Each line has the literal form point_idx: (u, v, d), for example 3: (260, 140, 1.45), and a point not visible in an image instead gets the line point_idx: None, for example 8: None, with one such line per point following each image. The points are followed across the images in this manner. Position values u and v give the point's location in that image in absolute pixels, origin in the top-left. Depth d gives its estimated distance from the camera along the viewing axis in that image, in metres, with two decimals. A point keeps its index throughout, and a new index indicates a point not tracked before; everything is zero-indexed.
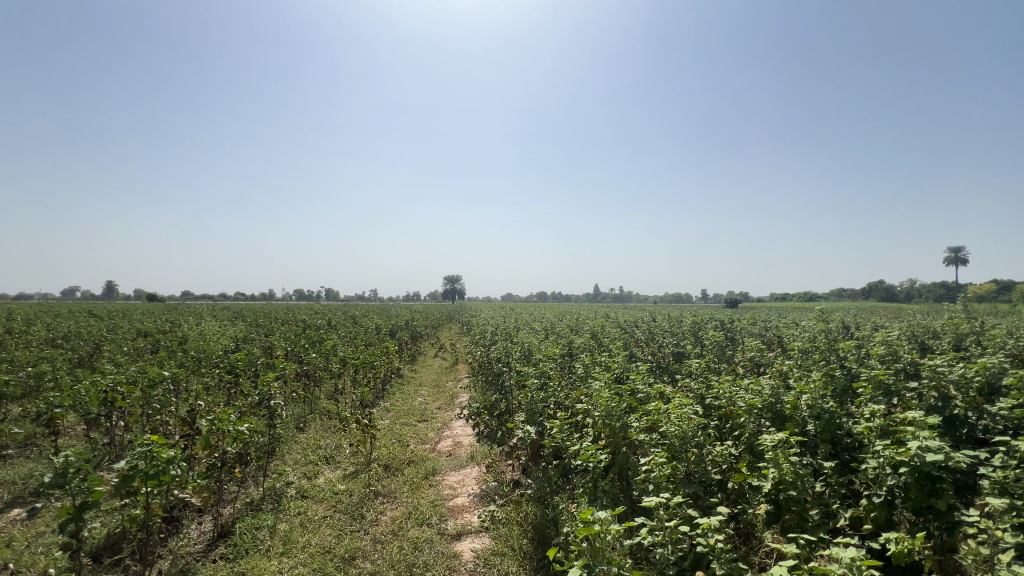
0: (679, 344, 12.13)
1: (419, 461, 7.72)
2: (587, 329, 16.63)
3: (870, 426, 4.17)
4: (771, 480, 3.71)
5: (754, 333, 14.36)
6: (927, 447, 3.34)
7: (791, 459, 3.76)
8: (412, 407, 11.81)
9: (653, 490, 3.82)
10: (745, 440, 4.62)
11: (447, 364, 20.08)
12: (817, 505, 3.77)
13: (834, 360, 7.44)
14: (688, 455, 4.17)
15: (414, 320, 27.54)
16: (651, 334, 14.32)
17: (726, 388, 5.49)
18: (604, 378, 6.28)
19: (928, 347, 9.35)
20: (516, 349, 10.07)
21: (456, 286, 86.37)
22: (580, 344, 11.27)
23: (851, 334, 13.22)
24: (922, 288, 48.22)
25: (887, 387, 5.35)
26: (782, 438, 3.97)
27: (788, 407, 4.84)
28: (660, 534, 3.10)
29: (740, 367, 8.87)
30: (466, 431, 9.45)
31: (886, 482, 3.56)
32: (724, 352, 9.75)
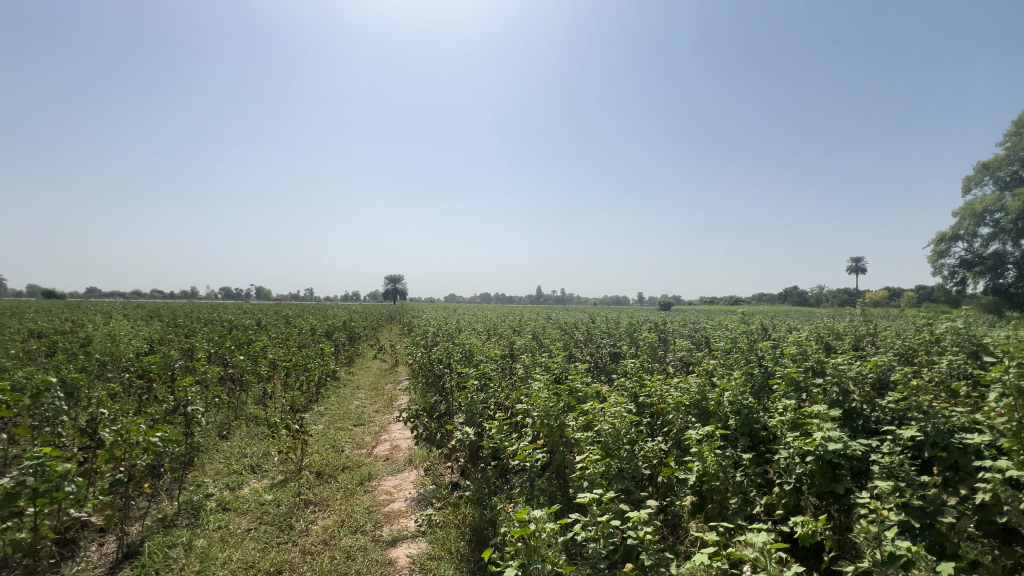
0: (616, 345, 12.61)
1: (355, 466, 7.45)
2: (529, 330, 16.88)
3: (783, 420, 4.53)
4: (696, 472, 3.93)
5: (684, 334, 15.24)
6: (829, 437, 3.69)
7: (715, 452, 4.00)
8: (348, 410, 11.39)
9: (588, 486, 3.92)
10: (673, 436, 4.87)
11: (387, 366, 19.55)
12: (736, 494, 4.04)
13: (753, 359, 8.06)
14: (621, 451, 4.32)
15: (353, 321, 26.64)
16: (590, 335, 14.78)
17: (658, 386, 5.77)
18: (543, 379, 6.40)
19: (832, 347, 10.37)
20: (457, 349, 10.00)
21: (399, 286, 84.32)
22: (521, 345, 11.43)
23: (768, 335, 14.44)
24: (828, 294, 53.40)
25: (798, 384, 5.86)
26: (707, 433, 4.23)
27: (712, 403, 5.17)
28: (593, 529, 3.17)
29: (671, 366, 9.36)
30: (404, 435, 9.25)
31: (795, 470, 3.89)
32: (657, 352, 10.27)
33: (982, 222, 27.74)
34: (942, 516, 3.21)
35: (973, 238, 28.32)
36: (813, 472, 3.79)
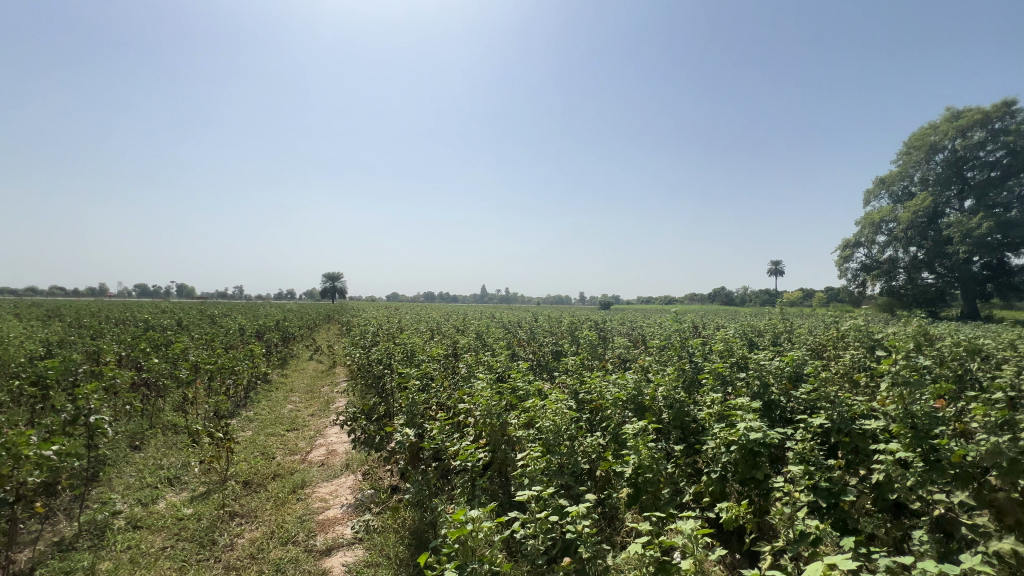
0: (558, 343, 12.85)
1: (286, 473, 7.07)
2: (473, 329, 16.82)
3: (711, 412, 4.82)
4: (632, 465, 4.09)
5: (622, 332, 15.83)
6: (751, 427, 3.97)
7: (649, 445, 4.17)
8: (280, 415, 10.78)
9: (528, 484, 3.94)
10: (611, 431, 5.04)
11: (323, 367, 18.72)
12: (667, 485, 4.24)
13: (684, 355, 8.51)
14: (561, 447, 4.40)
15: (288, 321, 25.26)
16: (532, 334, 14.98)
17: (597, 383, 5.94)
18: (486, 378, 6.40)
19: (755, 343, 11.18)
20: (398, 349, 9.77)
21: (338, 284, 80.99)
22: (465, 344, 11.36)
23: (699, 333, 15.30)
24: (751, 295, 57.60)
25: (724, 378, 6.26)
26: (641, 427, 4.40)
27: (647, 399, 5.40)
28: (533, 526, 3.19)
29: (610, 363, 9.69)
30: (341, 438, 8.90)
31: (721, 459, 4.14)
32: (597, 350, 10.58)
33: (879, 230, 31.02)
34: (845, 495, 3.55)
35: (872, 244, 31.61)
36: (736, 460, 4.06)
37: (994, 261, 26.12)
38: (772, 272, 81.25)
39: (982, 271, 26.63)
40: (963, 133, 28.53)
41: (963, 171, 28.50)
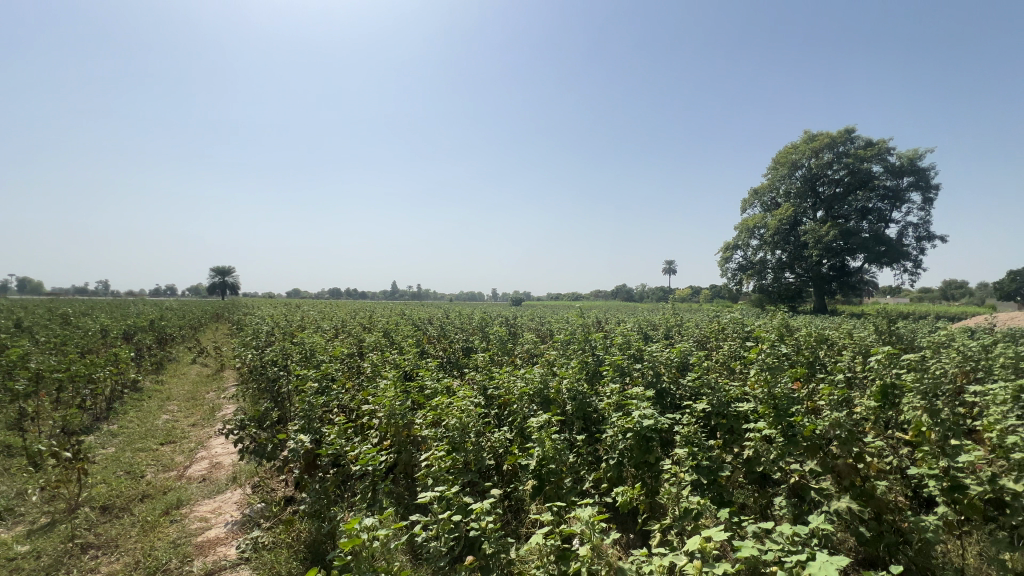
0: (468, 340, 12.81)
1: (158, 493, 6.23)
2: (381, 326, 16.20)
3: (610, 402, 5.11)
4: (536, 458, 4.19)
5: (532, 327, 16.24)
6: (644, 415, 4.27)
7: (552, 437, 4.32)
8: (153, 426, 9.49)
9: (433, 484, 3.86)
10: (517, 425, 5.13)
11: (208, 371, 16.82)
12: (570, 474, 4.41)
13: (588, 348, 8.95)
14: (467, 445, 4.38)
15: (165, 320, 22.34)
16: (443, 330, 14.78)
17: (505, 378, 6.02)
18: (392, 377, 6.19)
19: (650, 336, 12.10)
20: (296, 349, 9.07)
21: (228, 279, 73.35)
22: (371, 342, 10.90)
23: (602, 327, 16.19)
24: (648, 292, 62.27)
25: (622, 369, 6.69)
26: (545, 421, 4.54)
27: (553, 392, 5.60)
28: (434, 528, 3.12)
29: (519, 358, 9.89)
30: (228, 449, 8.06)
31: (618, 446, 4.40)
32: (507, 345, 10.74)
33: (753, 235, 35.20)
34: (721, 471, 3.95)
35: (747, 247, 35.76)
36: (632, 446, 4.34)
37: (838, 263, 30.95)
38: (666, 271, 88.79)
39: (829, 271, 31.36)
40: (816, 154, 33.34)
41: (816, 186, 33.34)
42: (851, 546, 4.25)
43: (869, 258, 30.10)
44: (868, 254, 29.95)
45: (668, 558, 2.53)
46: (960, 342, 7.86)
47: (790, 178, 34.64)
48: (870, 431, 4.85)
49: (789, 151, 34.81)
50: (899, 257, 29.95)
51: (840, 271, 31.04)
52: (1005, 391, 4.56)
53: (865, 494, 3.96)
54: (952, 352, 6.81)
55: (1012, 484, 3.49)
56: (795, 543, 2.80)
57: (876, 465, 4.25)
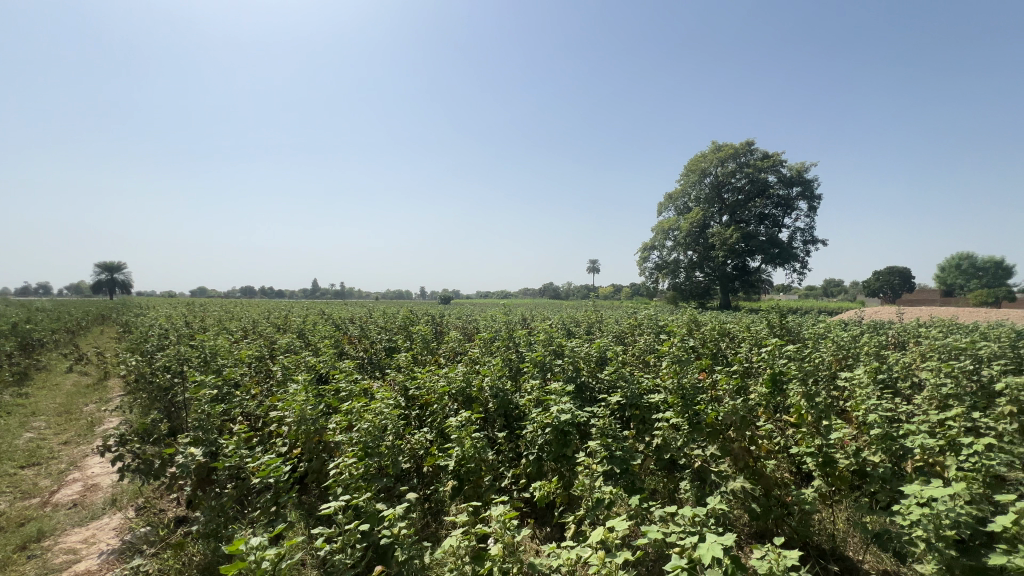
0: (391, 339, 12.39)
1: (12, 525, 5.33)
2: (296, 326, 15.21)
3: (530, 399, 5.18)
4: (456, 457, 4.13)
5: (458, 325, 16.06)
6: (562, 409, 4.37)
7: (472, 436, 4.27)
8: (11, 447, 8.13)
9: (343, 492, 3.66)
10: (437, 425, 5.03)
11: (88, 381, 14.77)
12: (489, 472, 4.40)
13: (512, 345, 9.02)
14: (382, 449, 4.21)
15: (32, 323, 19.31)
16: (364, 330, 14.18)
17: (426, 377, 5.89)
18: (303, 380, 5.81)
19: (573, 331, 12.49)
20: (193, 353, 8.22)
21: (117, 276, 64.98)
22: (283, 343, 10.18)
23: (527, 324, 16.44)
24: (573, 290, 64.37)
25: (544, 365, 6.81)
26: (465, 419, 4.49)
27: (474, 390, 5.57)
28: (342, 540, 2.96)
29: (442, 357, 9.75)
30: (108, 468, 7.11)
31: (538, 442, 4.46)
32: (430, 344, 10.53)
33: (667, 237, 37.63)
34: (633, 460, 4.14)
35: (662, 248, 38.13)
36: (550, 440, 4.43)
37: (740, 264, 33.97)
38: (590, 270, 92.53)
39: (733, 271, 34.24)
40: (721, 163, 36.36)
41: (721, 193, 36.36)
42: (745, 522, 4.64)
43: (766, 258, 33.31)
44: (764, 256, 33.21)
45: (574, 550, 2.58)
46: (833, 333, 8.94)
47: (700, 185, 37.46)
48: (762, 415, 5.36)
49: (698, 160, 37.62)
50: (789, 259, 33.50)
51: (742, 271, 34.01)
52: (867, 375, 5.24)
53: (757, 474, 4.35)
54: (828, 343, 7.73)
55: (872, 455, 4.01)
56: (694, 523, 2.98)
57: (765, 446, 4.69)
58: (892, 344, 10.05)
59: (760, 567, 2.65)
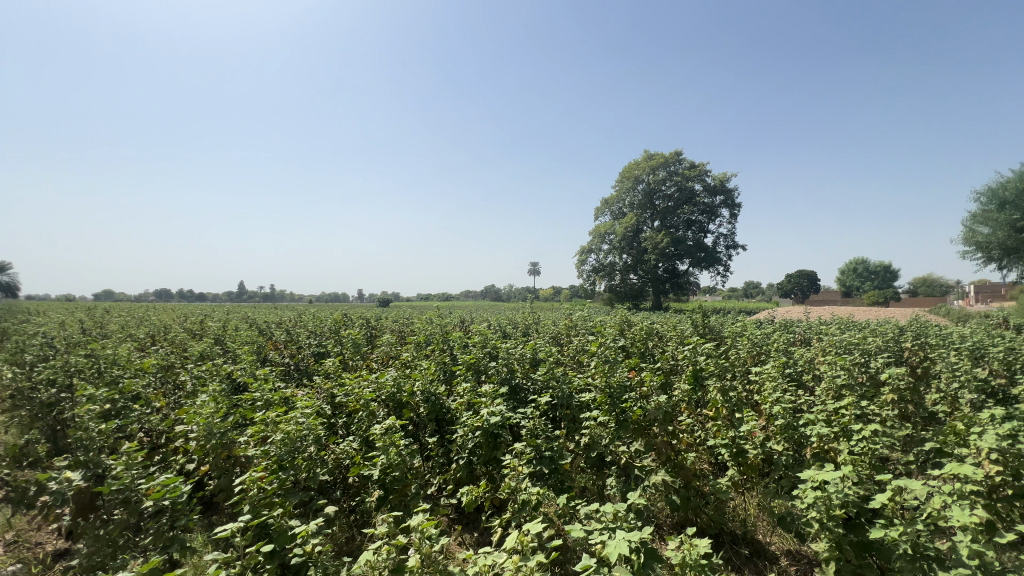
0: (320, 344, 11.80)
1: None
2: (214, 332, 14.12)
3: (462, 402, 5.10)
4: (381, 466, 3.98)
5: (393, 328, 15.64)
6: (492, 413, 4.34)
7: (397, 443, 4.13)
8: None
9: (253, 510, 3.40)
10: (363, 434, 4.82)
11: None
12: (416, 480, 4.27)
13: (446, 348, 8.89)
14: (299, 462, 3.95)
15: None
16: (290, 334, 13.41)
17: (353, 383, 5.65)
18: (214, 390, 5.36)
19: (510, 332, 12.55)
20: (84, 364, 7.34)
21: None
22: (196, 350, 9.37)
23: (465, 326, 16.35)
24: (513, 292, 64.88)
25: (478, 367, 6.76)
26: (391, 426, 4.33)
27: (405, 395, 5.41)
28: (246, 564, 2.73)
29: (374, 362, 9.43)
30: None
31: (467, 446, 4.40)
32: (362, 348, 10.15)
33: (603, 240, 38.98)
34: (562, 460, 4.19)
35: (598, 251, 39.40)
36: (481, 443, 4.38)
37: (670, 267, 35.89)
38: (530, 272, 93.84)
39: (664, 273, 36.12)
40: (652, 171, 38.23)
41: (652, 199, 38.23)
42: (667, 513, 4.84)
43: (693, 262, 35.46)
44: (692, 260, 35.33)
45: (493, 555, 2.55)
46: (748, 331, 9.64)
47: (633, 191, 39.19)
48: (683, 411, 5.64)
49: (631, 167, 39.29)
50: (713, 262, 35.87)
51: (672, 274, 35.97)
52: (775, 370, 5.66)
53: (677, 467, 4.57)
54: (742, 340, 8.32)
55: (777, 444, 4.33)
56: (614, 519, 3.05)
57: (686, 440, 4.93)
58: (799, 340, 10.99)
59: (672, 557, 2.76)
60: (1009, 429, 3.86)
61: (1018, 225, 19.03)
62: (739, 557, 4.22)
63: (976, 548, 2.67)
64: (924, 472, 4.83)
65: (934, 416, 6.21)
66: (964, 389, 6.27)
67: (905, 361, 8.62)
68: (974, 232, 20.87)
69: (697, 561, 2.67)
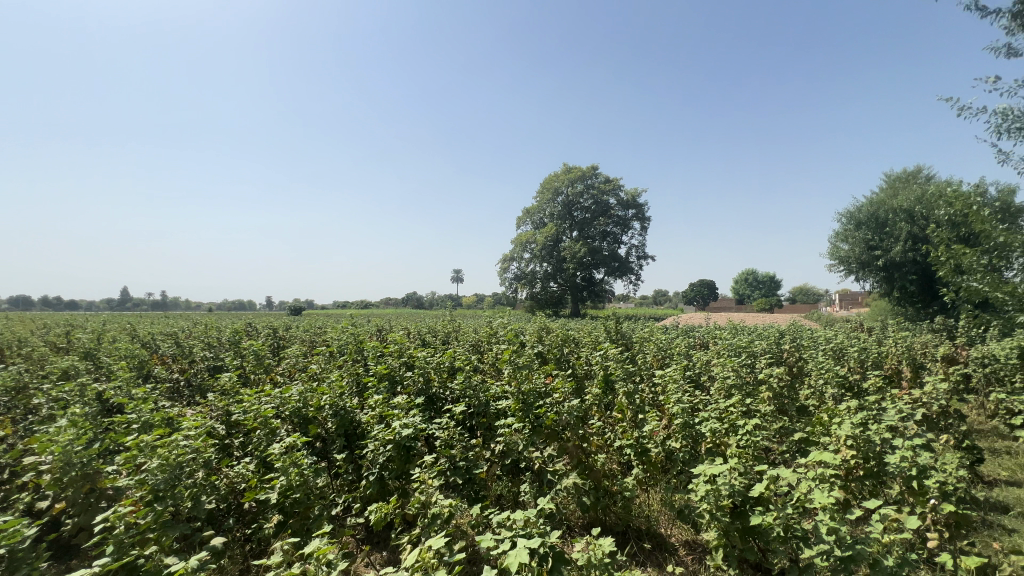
0: (216, 357, 10.74)
1: None
2: (83, 345, 12.26)
3: (373, 415, 4.90)
4: (279, 488, 3.68)
5: (302, 338, 14.63)
6: (405, 425, 4.22)
7: (299, 462, 3.85)
8: None
9: (120, 549, 2.97)
10: (260, 454, 4.43)
11: None
12: (319, 501, 4.01)
13: (359, 358, 8.50)
14: (181, 489, 3.53)
15: None
16: (180, 347, 12.05)
17: (251, 398, 5.19)
18: (78, 414, 4.65)
19: (429, 341, 12.29)
20: None
21: None
22: (56, 368, 8.05)
23: (382, 335, 15.75)
24: (435, 299, 63.97)
25: (393, 378, 6.55)
26: (292, 444, 4.03)
27: (312, 410, 5.09)
28: None
29: (279, 375, 8.77)
30: None
31: (378, 461, 4.21)
32: (266, 361, 9.38)
33: (525, 249, 39.77)
34: (476, 469, 4.17)
35: (520, 260, 40.14)
36: (392, 457, 4.23)
37: (587, 276, 37.52)
38: (453, 279, 93.31)
39: (582, 282, 37.66)
40: (570, 184, 39.81)
41: (571, 211, 39.81)
42: (577, 515, 4.99)
43: (608, 271, 37.41)
44: (607, 269, 37.27)
45: None
46: (654, 337, 10.35)
47: (553, 202, 40.51)
48: (594, 414, 5.88)
49: (551, 179, 40.59)
50: (626, 272, 38.12)
51: (589, 282, 37.61)
52: (675, 372, 6.10)
53: (588, 469, 4.72)
54: (649, 345, 8.90)
55: (676, 442, 4.67)
56: (525, 525, 3.06)
57: (596, 442, 5.13)
58: (698, 344, 11.95)
59: (579, 558, 2.83)
60: (861, 418, 4.47)
61: (871, 244, 22.32)
62: (642, 552, 4.46)
63: (833, 525, 3.05)
64: (797, 460, 5.45)
65: (806, 410, 7.05)
66: (828, 385, 7.22)
67: (784, 361, 9.75)
68: (837, 247, 24.22)
69: (601, 560, 2.76)
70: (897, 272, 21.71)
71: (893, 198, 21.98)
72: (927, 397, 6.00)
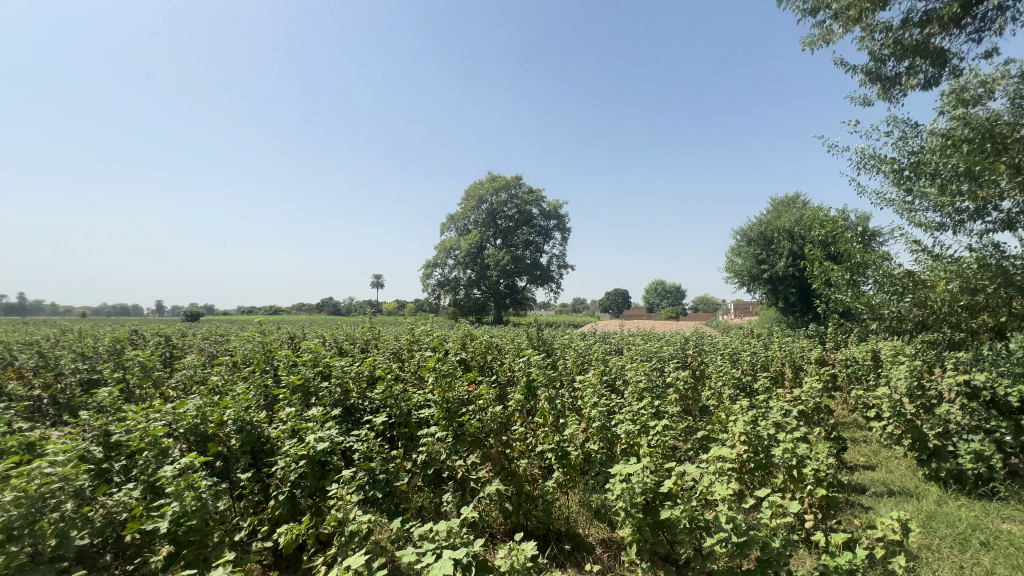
0: (92, 370, 9.37)
1: None
2: None
3: (284, 429, 4.57)
4: (171, 516, 3.29)
5: (201, 347, 13.25)
6: (320, 438, 3.98)
7: (196, 485, 3.46)
8: None
9: None
10: (145, 478, 3.93)
11: None
12: (219, 527, 3.63)
13: (269, 369, 7.88)
14: (43, 526, 3.04)
15: None
16: (43, 358, 10.36)
17: (136, 416, 4.59)
18: None
19: (348, 349, 11.74)
20: None
21: None
22: None
23: (294, 342, 14.74)
24: (354, 305, 61.25)
25: (307, 389, 6.15)
26: (187, 464, 3.62)
27: (211, 427, 4.63)
28: None
29: (172, 389, 7.86)
30: None
31: (289, 478, 3.92)
32: (156, 374, 8.37)
33: (449, 255, 39.46)
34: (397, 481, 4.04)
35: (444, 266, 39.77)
36: (305, 473, 3.97)
37: (511, 283, 38.11)
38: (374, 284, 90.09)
39: (505, 289, 38.12)
40: (494, 192, 40.21)
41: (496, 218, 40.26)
42: (499, 521, 5.02)
43: (530, 279, 38.26)
44: (529, 277, 38.11)
45: None
46: (574, 343, 10.74)
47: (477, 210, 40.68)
48: (516, 420, 5.96)
49: (476, 186, 40.76)
50: (547, 280, 39.26)
51: (512, 290, 38.20)
52: (593, 377, 6.36)
53: (510, 474, 4.77)
54: (569, 351, 9.23)
55: (594, 444, 4.88)
56: (448, 536, 3.02)
57: (519, 448, 5.20)
58: (614, 350, 12.60)
59: (502, 564, 2.85)
60: (753, 416, 4.97)
61: (759, 257, 25.06)
62: (562, 553, 4.59)
63: (730, 514, 3.36)
64: (699, 457, 5.93)
65: (707, 409, 7.69)
66: (725, 386, 7.95)
67: (689, 365, 10.57)
68: (733, 261, 26.91)
69: (523, 564, 2.81)
70: (780, 284, 24.57)
71: (777, 218, 24.90)
72: (805, 395, 6.83)
